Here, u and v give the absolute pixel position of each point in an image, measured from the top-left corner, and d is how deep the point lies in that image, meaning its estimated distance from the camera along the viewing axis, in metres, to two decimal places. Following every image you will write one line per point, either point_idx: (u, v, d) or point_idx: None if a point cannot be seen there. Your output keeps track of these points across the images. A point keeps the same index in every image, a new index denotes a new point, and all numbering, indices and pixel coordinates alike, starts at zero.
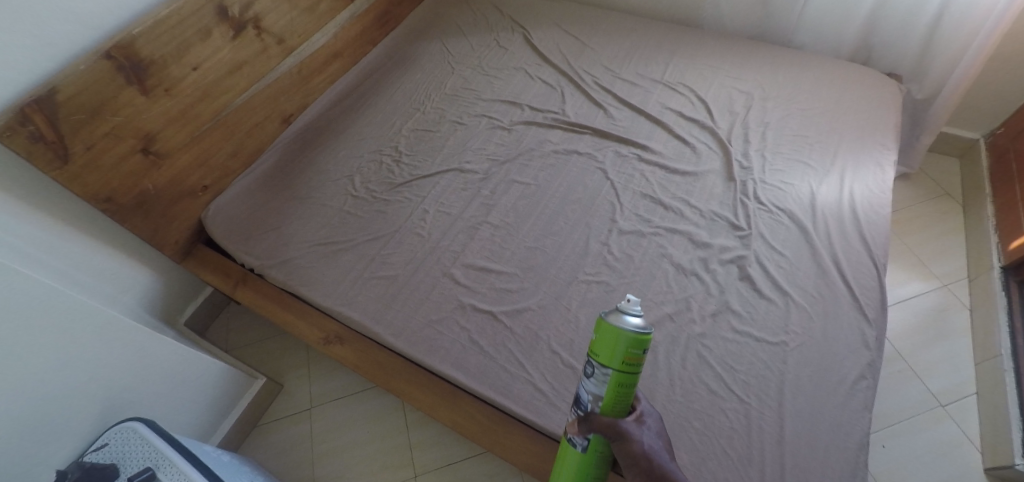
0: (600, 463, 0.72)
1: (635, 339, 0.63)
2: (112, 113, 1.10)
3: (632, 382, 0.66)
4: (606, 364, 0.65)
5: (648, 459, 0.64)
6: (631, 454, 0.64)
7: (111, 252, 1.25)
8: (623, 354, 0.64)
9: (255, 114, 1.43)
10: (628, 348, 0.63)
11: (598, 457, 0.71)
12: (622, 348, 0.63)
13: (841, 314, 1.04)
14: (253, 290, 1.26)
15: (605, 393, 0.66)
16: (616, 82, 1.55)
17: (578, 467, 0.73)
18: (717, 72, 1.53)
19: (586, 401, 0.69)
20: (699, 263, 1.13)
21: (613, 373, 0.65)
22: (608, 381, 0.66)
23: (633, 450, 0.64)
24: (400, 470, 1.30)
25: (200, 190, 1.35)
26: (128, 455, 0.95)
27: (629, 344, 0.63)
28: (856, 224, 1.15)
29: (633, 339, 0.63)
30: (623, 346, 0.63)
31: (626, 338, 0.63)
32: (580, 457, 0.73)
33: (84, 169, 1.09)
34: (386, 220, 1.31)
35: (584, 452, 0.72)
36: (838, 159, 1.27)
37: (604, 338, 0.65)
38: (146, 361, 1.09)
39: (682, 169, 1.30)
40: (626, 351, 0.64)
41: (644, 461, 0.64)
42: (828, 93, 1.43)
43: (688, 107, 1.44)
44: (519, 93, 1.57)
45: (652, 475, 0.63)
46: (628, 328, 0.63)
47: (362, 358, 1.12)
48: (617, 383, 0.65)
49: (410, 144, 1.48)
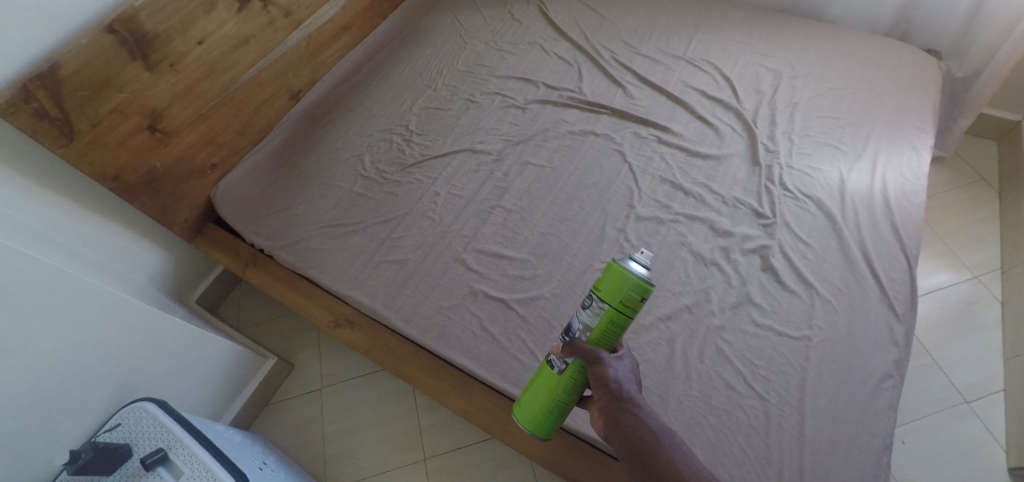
0: (572, 390, 0.73)
1: (638, 286, 0.65)
2: (117, 90, 1.07)
3: (623, 325, 0.67)
4: (606, 300, 0.66)
5: (618, 386, 0.64)
6: (602, 378, 0.65)
7: (122, 231, 1.24)
8: (623, 297, 0.65)
9: (263, 91, 1.39)
10: (630, 292, 0.65)
11: (572, 382, 0.72)
12: (625, 290, 0.65)
13: (868, 309, 0.99)
14: (262, 270, 1.24)
15: (596, 328, 0.68)
16: (635, 58, 1.48)
17: (551, 387, 0.75)
18: (743, 48, 1.44)
19: (575, 329, 0.70)
20: (719, 252, 1.09)
21: (607, 309, 0.66)
22: (601, 317, 0.67)
23: (604, 374, 0.65)
24: (410, 452, 1.30)
25: (208, 168, 1.33)
26: (141, 435, 0.96)
27: (631, 289, 0.65)
28: (887, 213, 1.09)
29: (637, 285, 0.65)
30: (627, 288, 0.65)
31: (632, 282, 0.65)
32: (556, 379, 0.74)
33: (90, 147, 1.06)
34: (397, 201, 1.28)
35: (560, 375, 0.73)
36: (871, 143, 1.21)
37: (609, 278, 0.67)
38: (158, 342, 1.09)
39: (704, 153, 1.24)
40: (626, 295, 0.65)
41: (614, 386, 0.64)
42: (862, 71, 1.34)
43: (713, 86, 1.37)
44: (534, 69, 1.51)
45: (618, 400, 0.63)
46: (636, 273, 0.65)
47: (372, 342, 1.10)
48: (609, 321, 0.67)
49: (421, 123, 1.44)
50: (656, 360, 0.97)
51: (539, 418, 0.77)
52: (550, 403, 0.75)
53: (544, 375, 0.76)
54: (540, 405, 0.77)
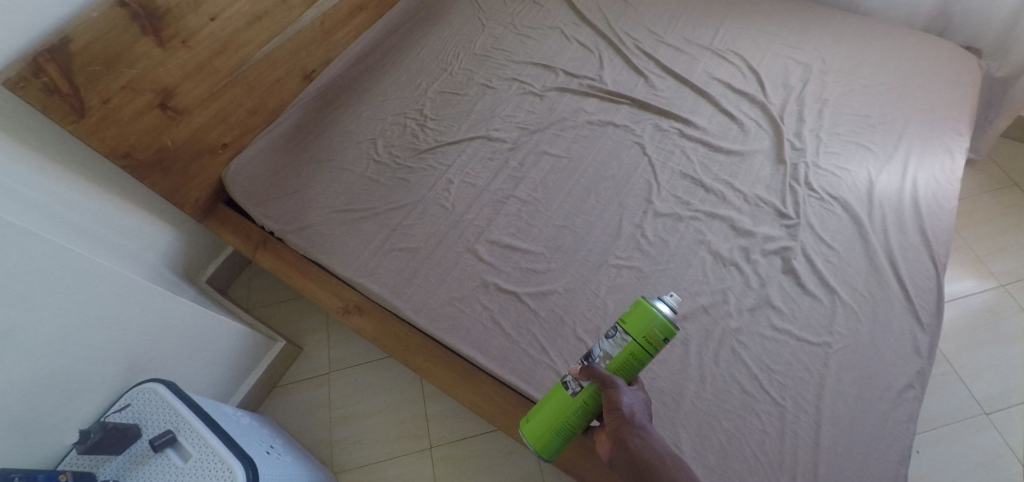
0: (581, 415, 0.76)
1: (663, 327, 0.73)
2: (128, 66, 1.05)
3: (643, 360, 0.74)
4: (631, 333, 0.73)
5: (629, 412, 0.68)
6: (615, 402, 0.70)
7: (133, 210, 1.23)
8: (647, 333, 0.73)
9: (276, 70, 1.36)
10: (655, 330, 0.72)
11: (583, 406, 0.76)
12: (650, 328, 0.72)
13: (892, 316, 0.96)
14: (272, 254, 1.23)
15: (617, 358, 0.74)
16: (659, 46, 1.43)
17: (560, 410, 0.78)
18: (772, 39, 1.39)
19: (596, 356, 0.77)
20: (739, 252, 1.06)
21: (631, 342, 0.73)
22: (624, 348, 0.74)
23: (618, 398, 0.70)
24: (416, 440, 1.30)
25: (220, 147, 1.31)
26: (150, 417, 0.96)
27: (657, 327, 0.72)
28: (916, 218, 1.05)
29: (662, 325, 0.72)
30: (653, 326, 0.72)
31: (658, 321, 0.72)
32: (568, 401, 0.77)
33: (100, 124, 1.05)
34: (409, 189, 1.25)
35: (573, 397, 0.76)
36: (903, 143, 1.16)
37: (637, 315, 0.74)
38: (168, 323, 1.09)
39: (727, 148, 1.20)
40: (651, 333, 0.73)
41: (626, 411, 0.68)
42: (896, 68, 1.29)
43: (739, 79, 1.32)
44: (554, 55, 1.47)
45: (629, 423, 0.67)
46: (662, 313, 0.73)
47: (381, 330, 1.09)
48: (631, 353, 0.74)
49: (436, 108, 1.41)
50: (669, 361, 0.95)
51: (542, 439, 0.80)
52: (557, 424, 0.78)
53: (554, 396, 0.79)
54: (546, 426, 0.79)
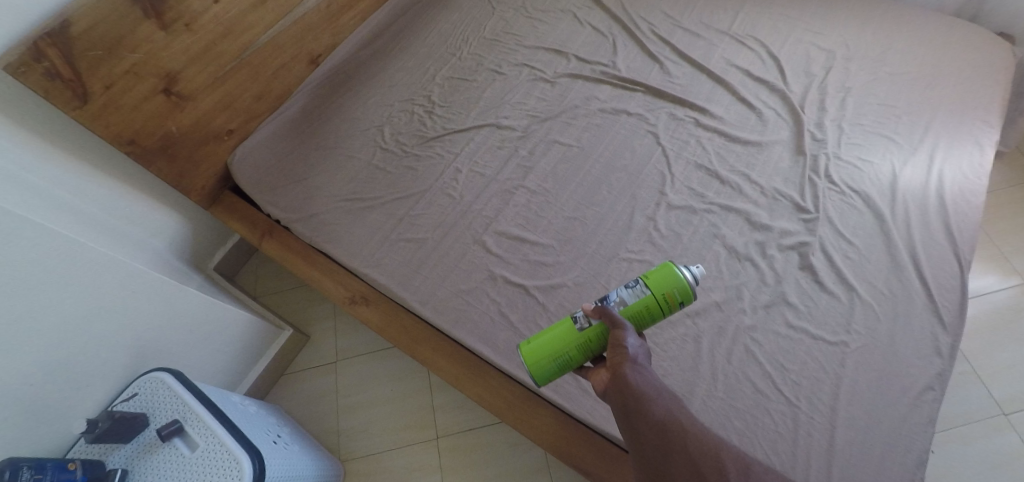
0: (581, 351, 0.73)
1: (684, 291, 0.71)
2: (131, 50, 1.03)
3: (654, 317, 0.72)
4: (653, 289, 0.71)
5: (634, 353, 0.64)
6: (619, 341, 0.65)
7: (139, 196, 1.22)
8: (668, 293, 0.71)
9: (281, 54, 1.33)
10: (676, 291, 0.71)
11: (586, 343, 0.72)
12: (673, 288, 0.71)
13: (912, 316, 0.93)
14: (278, 242, 1.22)
15: (632, 308, 0.71)
16: (675, 31, 1.38)
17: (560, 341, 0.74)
18: (795, 24, 1.34)
19: (611, 299, 0.72)
20: (755, 247, 1.02)
21: (650, 296, 0.71)
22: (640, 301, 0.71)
23: (622, 338, 0.65)
24: (423, 430, 1.30)
25: (225, 134, 1.29)
26: (157, 406, 0.96)
27: (678, 289, 0.71)
28: (941, 214, 1.02)
29: (684, 288, 0.71)
30: (675, 287, 0.71)
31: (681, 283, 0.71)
32: (573, 335, 0.73)
33: (104, 110, 1.04)
34: (416, 178, 1.23)
35: (579, 332, 0.72)
36: (930, 135, 1.11)
37: (662, 272, 0.72)
38: (175, 312, 1.08)
39: (745, 139, 1.16)
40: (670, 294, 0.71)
41: (629, 350, 0.64)
42: (925, 54, 1.23)
43: (758, 66, 1.27)
44: (566, 40, 1.42)
45: (630, 361, 0.63)
46: (687, 278, 0.71)
47: (388, 321, 1.08)
48: (646, 307, 0.71)
49: (444, 94, 1.37)
50: (680, 358, 0.93)
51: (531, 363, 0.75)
52: (553, 354, 0.74)
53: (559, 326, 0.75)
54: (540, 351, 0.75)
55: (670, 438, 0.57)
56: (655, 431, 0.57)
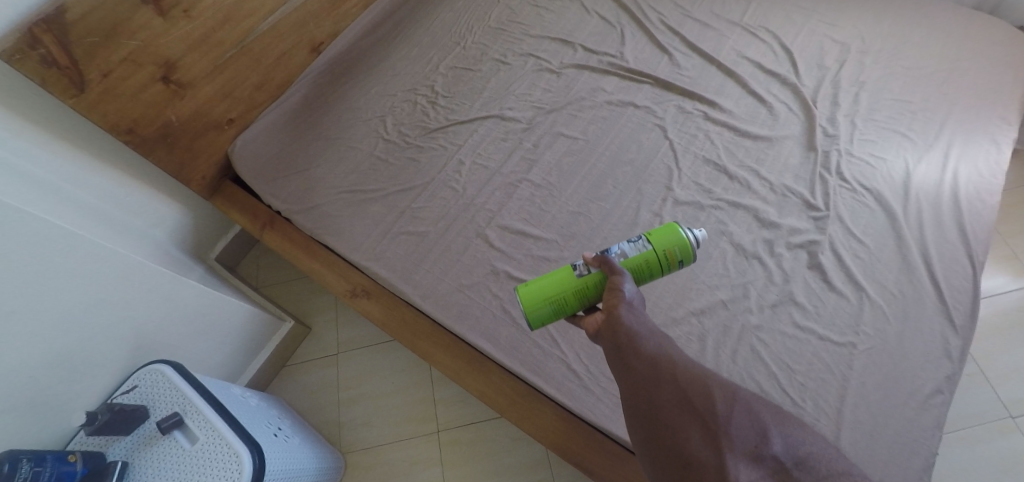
0: (578, 298, 0.74)
1: (684, 249, 0.74)
2: (128, 37, 1.01)
3: (652, 273, 0.75)
4: (654, 245, 0.73)
5: (630, 297, 0.67)
6: (617, 285, 0.68)
7: (139, 186, 1.20)
8: (668, 249, 0.74)
9: (282, 42, 1.30)
10: (676, 249, 0.74)
11: (585, 291, 0.74)
12: (674, 245, 0.74)
13: (922, 318, 0.91)
14: (279, 233, 1.21)
15: (633, 261, 0.73)
16: (685, 22, 1.34)
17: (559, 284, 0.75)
18: (808, 15, 1.30)
19: (613, 251, 0.74)
20: (762, 245, 1.00)
21: (651, 251, 0.73)
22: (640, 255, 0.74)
23: (619, 282, 0.68)
24: (423, 424, 1.29)
25: (226, 123, 1.27)
26: (157, 398, 0.95)
27: (679, 247, 0.74)
28: (954, 213, 0.99)
29: (684, 246, 0.74)
30: (676, 244, 0.74)
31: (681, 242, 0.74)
32: (573, 282, 0.74)
33: (102, 98, 1.02)
34: (419, 169, 1.21)
35: (579, 278, 0.74)
36: (945, 131, 1.08)
37: (664, 230, 0.75)
38: (175, 303, 1.07)
39: (755, 133, 1.13)
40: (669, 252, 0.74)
41: (625, 293, 0.67)
42: (942, 48, 1.20)
43: (770, 58, 1.24)
44: (573, 30, 1.39)
45: (625, 303, 0.66)
46: (688, 236, 0.74)
47: (389, 315, 1.06)
48: (646, 261, 0.73)
49: (447, 84, 1.35)
50: None
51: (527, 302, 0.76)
52: (551, 298, 0.75)
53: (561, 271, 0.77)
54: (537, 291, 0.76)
55: (659, 369, 0.59)
56: (648, 366, 0.59)
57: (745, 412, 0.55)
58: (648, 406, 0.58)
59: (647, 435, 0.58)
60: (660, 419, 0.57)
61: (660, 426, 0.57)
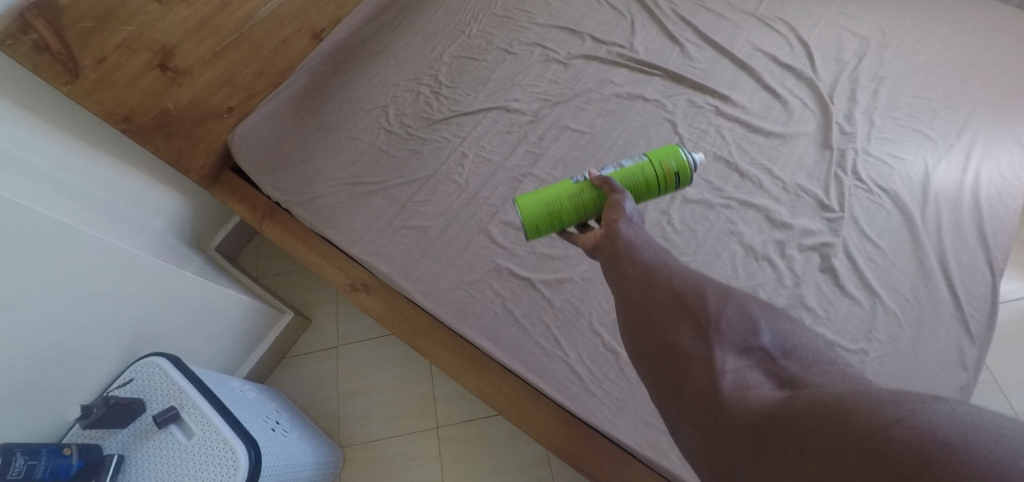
0: (576, 209, 0.72)
1: (682, 167, 0.73)
2: (123, 23, 0.99)
3: (650, 191, 0.73)
4: (651, 158, 0.72)
5: (630, 213, 0.64)
6: (618, 202, 0.66)
7: (136, 174, 1.19)
8: (667, 163, 0.72)
9: (283, 29, 1.27)
10: (676, 163, 0.72)
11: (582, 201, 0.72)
12: (672, 158, 0.72)
13: (938, 325, 0.88)
14: (279, 225, 1.18)
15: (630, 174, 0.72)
16: (698, 12, 1.30)
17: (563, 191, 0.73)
18: (827, 6, 1.25)
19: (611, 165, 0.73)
20: (774, 246, 0.97)
21: (649, 165, 0.72)
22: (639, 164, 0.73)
23: (621, 200, 0.66)
24: (422, 420, 1.28)
25: (226, 111, 1.25)
26: (153, 392, 0.94)
27: (677, 161, 0.72)
28: (975, 216, 0.96)
29: (682, 162, 0.73)
30: (675, 159, 0.72)
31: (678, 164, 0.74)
32: (571, 191, 0.72)
33: (97, 85, 0.99)
34: (421, 162, 1.18)
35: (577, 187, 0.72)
36: (968, 130, 1.04)
37: (662, 148, 0.74)
38: (172, 296, 1.06)
39: (768, 130, 1.09)
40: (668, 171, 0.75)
41: (625, 211, 0.64)
42: (966, 43, 1.15)
43: (785, 51, 1.20)
44: (582, 19, 1.35)
45: (625, 220, 0.63)
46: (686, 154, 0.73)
47: (389, 311, 1.04)
48: (644, 176, 0.72)
49: (452, 74, 1.31)
50: None
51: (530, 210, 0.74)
52: (549, 207, 0.72)
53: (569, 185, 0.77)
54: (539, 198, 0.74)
55: (653, 274, 0.55)
56: (640, 271, 0.56)
57: (737, 307, 0.49)
58: (637, 307, 0.54)
59: (634, 335, 0.54)
60: (646, 318, 0.53)
61: (646, 321, 0.52)
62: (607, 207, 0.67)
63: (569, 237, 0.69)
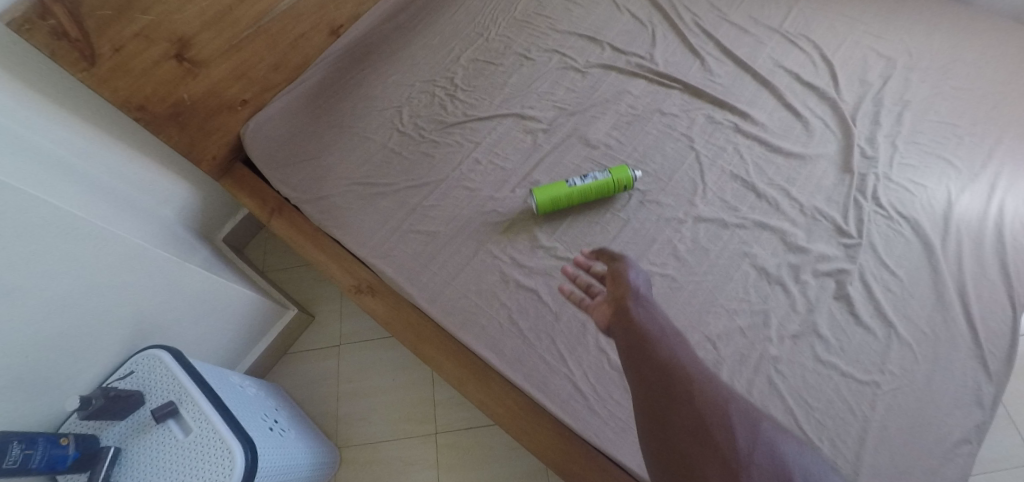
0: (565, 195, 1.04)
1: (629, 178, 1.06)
2: (142, 12, 0.98)
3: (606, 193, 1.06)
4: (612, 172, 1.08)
5: (636, 285, 0.81)
6: (624, 274, 0.83)
7: (148, 164, 1.19)
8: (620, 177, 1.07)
9: (300, 23, 1.26)
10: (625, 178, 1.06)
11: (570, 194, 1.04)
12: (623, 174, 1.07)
13: (955, 360, 0.85)
14: (287, 221, 1.18)
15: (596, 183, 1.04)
16: (721, 25, 1.28)
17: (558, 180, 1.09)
18: (853, 25, 1.22)
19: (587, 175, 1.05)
20: (788, 270, 0.95)
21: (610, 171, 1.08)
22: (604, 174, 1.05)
23: (627, 271, 0.84)
24: (421, 425, 1.27)
25: (239, 104, 1.24)
26: (153, 385, 0.94)
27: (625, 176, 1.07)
28: (997, 250, 0.93)
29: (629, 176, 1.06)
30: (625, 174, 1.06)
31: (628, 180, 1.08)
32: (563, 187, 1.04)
33: (112, 73, 0.99)
34: (433, 165, 1.17)
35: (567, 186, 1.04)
36: (994, 160, 1.01)
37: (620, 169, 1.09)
38: (177, 288, 1.06)
39: (787, 150, 1.07)
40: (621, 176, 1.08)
41: (633, 285, 0.80)
42: (996, 69, 1.12)
43: (808, 69, 1.17)
44: (602, 27, 1.33)
45: (633, 295, 0.79)
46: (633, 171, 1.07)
47: (393, 315, 1.03)
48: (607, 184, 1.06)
49: (468, 77, 1.30)
50: None
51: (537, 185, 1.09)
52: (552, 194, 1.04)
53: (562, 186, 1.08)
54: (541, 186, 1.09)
55: (671, 383, 0.64)
56: (656, 365, 0.67)
57: (766, 452, 0.57)
58: (664, 426, 0.62)
59: (662, 455, 0.61)
60: (673, 439, 0.61)
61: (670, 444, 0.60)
62: (613, 273, 0.85)
63: (585, 305, 0.87)
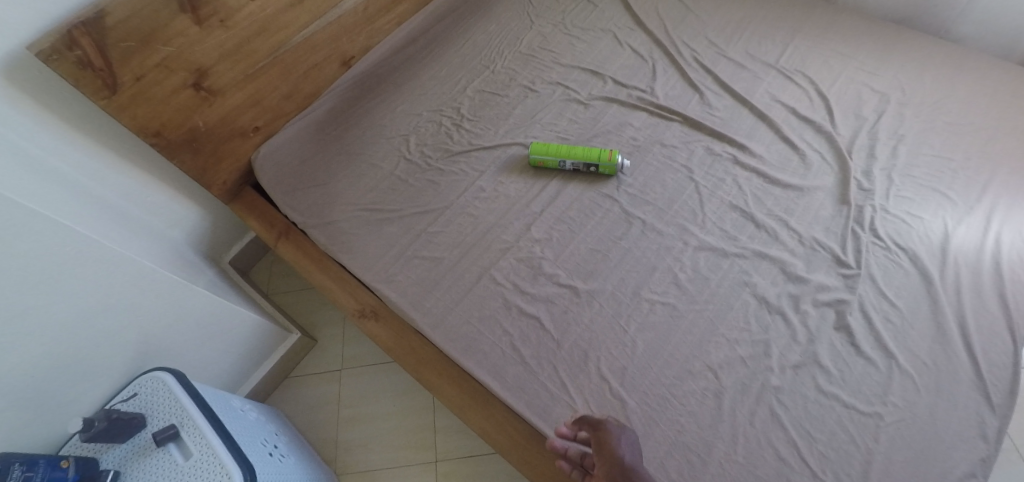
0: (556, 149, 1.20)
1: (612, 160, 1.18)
2: (164, 44, 1.02)
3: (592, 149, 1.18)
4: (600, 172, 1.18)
5: (623, 453, 0.76)
6: (608, 442, 0.78)
7: (159, 186, 1.23)
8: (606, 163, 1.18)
9: (314, 55, 1.31)
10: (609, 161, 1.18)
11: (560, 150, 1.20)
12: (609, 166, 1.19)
13: (957, 392, 0.85)
14: (294, 246, 1.20)
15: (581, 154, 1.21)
16: (719, 60, 1.32)
17: (555, 159, 1.18)
18: (847, 62, 1.27)
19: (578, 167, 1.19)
20: (787, 300, 0.96)
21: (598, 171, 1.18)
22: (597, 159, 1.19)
23: (610, 438, 0.78)
24: (420, 452, 1.26)
25: (252, 131, 1.28)
26: (155, 408, 0.94)
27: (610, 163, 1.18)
28: (996, 282, 0.94)
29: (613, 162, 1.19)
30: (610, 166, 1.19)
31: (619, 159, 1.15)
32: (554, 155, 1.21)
33: (132, 100, 1.03)
34: (438, 192, 1.20)
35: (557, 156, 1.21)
36: (989, 193, 1.03)
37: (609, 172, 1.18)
38: (184, 310, 1.07)
39: (785, 181, 1.10)
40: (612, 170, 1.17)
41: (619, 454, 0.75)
42: (987, 105, 1.15)
43: (804, 103, 1.21)
44: (604, 61, 1.38)
45: (622, 468, 0.73)
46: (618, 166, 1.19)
47: (395, 339, 1.04)
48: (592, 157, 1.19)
49: (474, 107, 1.34)
50: (699, 414, 0.87)
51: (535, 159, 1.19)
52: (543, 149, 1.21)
53: (562, 150, 1.17)
54: (540, 156, 1.18)
55: None
56: None
57: None
58: None
59: None
60: None
61: None
62: (596, 441, 0.78)
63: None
